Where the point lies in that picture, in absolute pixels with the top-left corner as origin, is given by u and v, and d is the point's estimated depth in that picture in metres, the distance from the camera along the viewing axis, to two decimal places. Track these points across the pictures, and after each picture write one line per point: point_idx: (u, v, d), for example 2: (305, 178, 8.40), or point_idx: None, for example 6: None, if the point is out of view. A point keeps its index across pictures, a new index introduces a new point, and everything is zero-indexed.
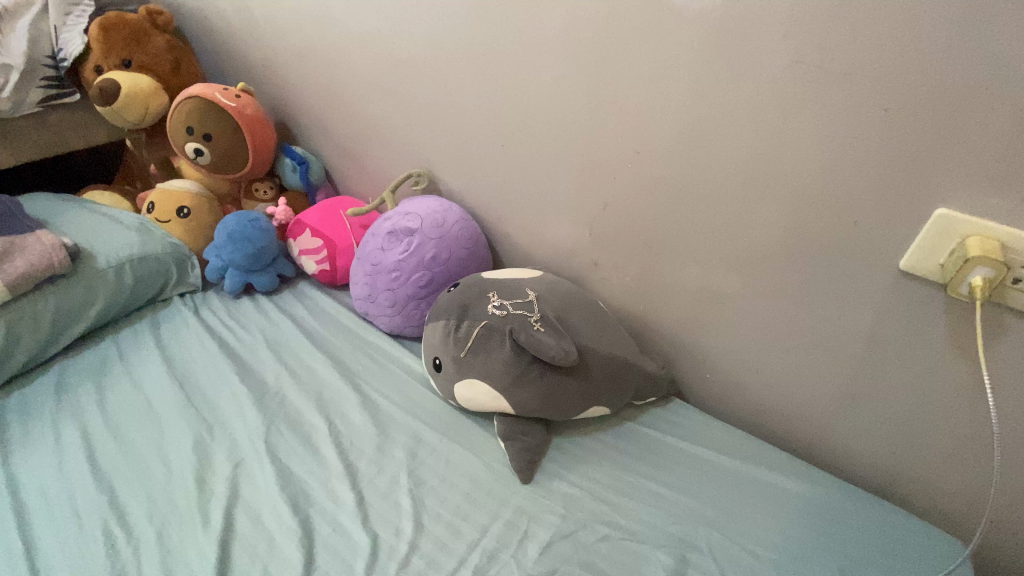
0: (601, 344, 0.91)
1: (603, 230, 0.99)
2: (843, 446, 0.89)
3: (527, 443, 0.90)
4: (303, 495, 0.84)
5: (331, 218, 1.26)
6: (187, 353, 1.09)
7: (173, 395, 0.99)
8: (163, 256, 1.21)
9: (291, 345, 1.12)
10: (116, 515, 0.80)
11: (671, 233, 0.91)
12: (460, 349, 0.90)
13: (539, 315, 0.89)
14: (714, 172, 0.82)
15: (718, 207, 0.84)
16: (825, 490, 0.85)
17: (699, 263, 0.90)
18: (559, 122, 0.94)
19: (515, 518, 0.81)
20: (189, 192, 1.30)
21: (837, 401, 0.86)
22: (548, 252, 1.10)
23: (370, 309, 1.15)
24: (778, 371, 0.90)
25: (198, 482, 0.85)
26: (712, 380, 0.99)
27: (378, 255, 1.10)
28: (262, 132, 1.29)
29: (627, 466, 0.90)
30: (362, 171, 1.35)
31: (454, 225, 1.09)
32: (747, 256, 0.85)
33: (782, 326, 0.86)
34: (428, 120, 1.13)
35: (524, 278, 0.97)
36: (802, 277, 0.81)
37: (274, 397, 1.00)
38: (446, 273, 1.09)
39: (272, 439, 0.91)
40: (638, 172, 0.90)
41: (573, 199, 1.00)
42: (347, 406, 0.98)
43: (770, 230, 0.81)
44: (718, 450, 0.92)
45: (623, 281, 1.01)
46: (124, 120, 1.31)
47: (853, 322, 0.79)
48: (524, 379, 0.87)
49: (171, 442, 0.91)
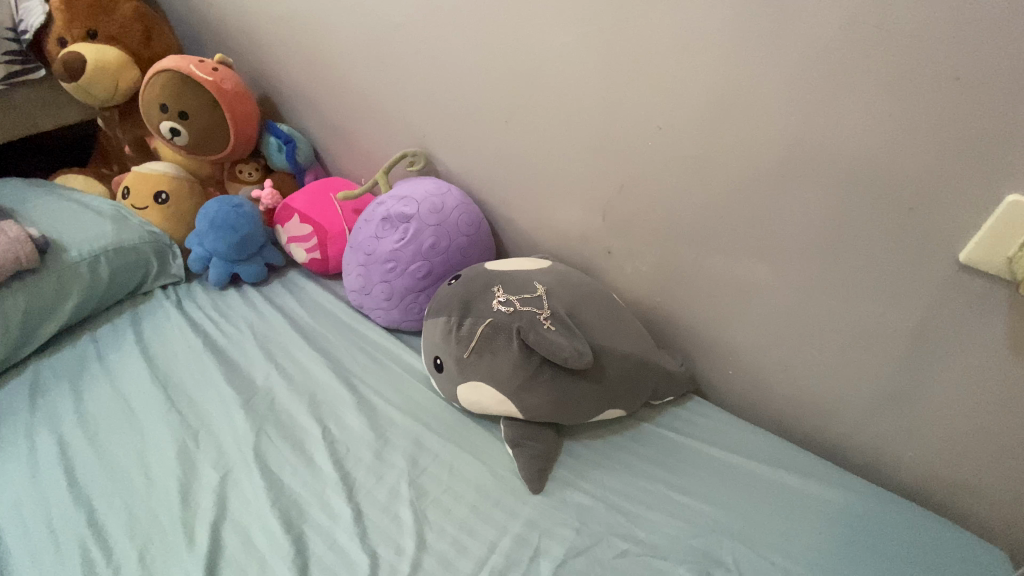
0: (616, 342, 0.84)
1: (618, 215, 0.90)
2: (876, 448, 0.83)
3: (537, 449, 0.83)
4: (296, 508, 0.78)
5: (320, 202, 1.17)
6: (170, 352, 1.02)
7: (155, 398, 0.92)
8: (142, 246, 1.12)
9: (281, 340, 1.05)
10: (96, 533, 0.74)
11: (694, 219, 0.82)
12: (463, 349, 0.82)
13: (550, 311, 0.81)
14: (748, 150, 0.73)
15: (750, 190, 0.75)
16: (858, 497, 0.79)
17: (725, 252, 0.82)
18: (571, 98, 0.85)
19: (525, 533, 0.75)
20: (167, 175, 1.20)
21: (874, 402, 0.79)
22: (556, 239, 1.01)
23: (365, 302, 1.07)
24: (808, 369, 0.83)
25: (183, 496, 0.78)
26: (735, 377, 0.92)
27: (372, 243, 1.01)
28: (243, 109, 1.19)
29: (644, 473, 0.83)
30: (352, 151, 1.26)
31: (453, 210, 1.00)
32: (781, 244, 0.77)
33: (816, 321, 0.79)
34: (426, 92, 1.03)
35: (531, 269, 0.89)
36: (841, 268, 0.74)
37: (264, 399, 0.93)
38: (446, 263, 1.00)
39: (262, 447, 0.85)
40: (659, 152, 0.80)
41: (585, 181, 0.91)
42: (342, 409, 0.91)
43: (808, 216, 0.73)
44: (741, 453, 0.86)
45: (639, 271, 0.93)
46: (92, 97, 1.21)
47: (898, 319, 0.72)
48: (533, 382, 0.80)
49: (153, 452, 0.85)
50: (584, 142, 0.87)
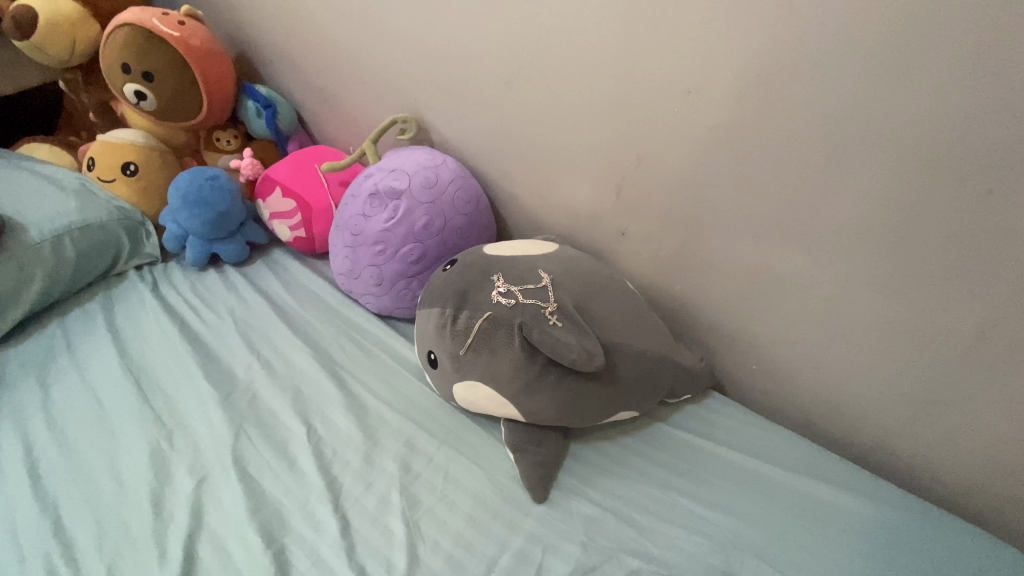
0: (629, 338, 0.75)
1: (634, 192, 0.80)
2: (915, 455, 0.75)
3: (540, 455, 0.76)
4: (278, 519, 0.71)
5: (304, 175, 1.07)
6: (146, 340, 0.94)
7: (128, 393, 0.85)
8: (111, 224, 1.03)
9: (264, 328, 0.97)
10: (62, 546, 0.68)
11: (725, 198, 0.73)
12: (458, 346, 0.74)
13: (555, 304, 0.72)
14: (802, 119, 0.63)
15: (796, 165, 0.66)
16: (894, 509, 0.72)
17: (756, 237, 0.73)
18: (585, 57, 0.75)
19: (527, 549, 0.68)
20: (136, 144, 1.09)
21: (916, 405, 0.71)
22: (563, 218, 0.91)
23: (353, 287, 0.98)
24: (843, 367, 0.75)
25: (155, 505, 0.72)
26: (759, 374, 0.83)
27: (359, 222, 0.92)
28: (216, 70, 1.07)
29: (658, 480, 0.76)
30: (338, 117, 1.14)
31: (448, 185, 0.90)
32: (824, 228, 0.67)
33: (858, 315, 0.70)
34: (418, 50, 0.91)
35: (535, 254, 0.79)
36: (894, 258, 0.64)
37: (245, 394, 0.86)
38: (440, 245, 0.90)
39: (241, 450, 0.78)
40: (689, 120, 0.70)
41: (598, 153, 0.81)
42: (328, 406, 0.84)
43: (861, 197, 0.63)
44: (764, 458, 0.78)
45: (655, 255, 0.84)
46: (50, 58, 1.10)
47: (955, 316, 0.63)
48: (537, 384, 0.71)
49: (126, 454, 0.78)
50: (600, 108, 0.77)
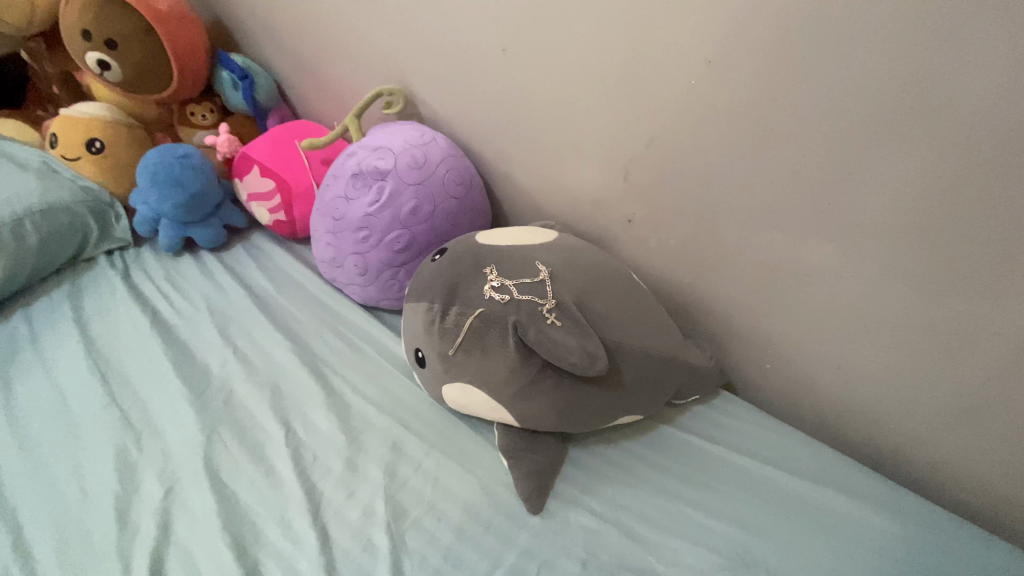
0: (636, 337, 0.68)
1: (642, 175, 0.73)
2: (942, 465, 0.69)
3: (536, 462, 0.70)
4: (251, 531, 0.66)
5: (284, 153, 0.99)
6: (115, 332, 0.88)
7: (94, 390, 0.79)
8: (76, 206, 0.96)
9: (242, 319, 0.90)
10: (18, 559, 0.62)
11: (744, 183, 0.65)
12: (448, 345, 0.67)
13: (554, 301, 0.65)
14: (840, 94, 0.55)
15: (830, 148, 0.58)
16: (919, 524, 0.66)
17: (778, 226, 0.65)
18: (591, 21, 0.66)
19: (520, 565, 0.63)
20: (102, 118, 1.01)
21: (948, 413, 0.65)
22: (564, 202, 0.84)
23: (337, 276, 0.91)
24: (868, 369, 0.68)
25: (120, 515, 0.66)
26: (774, 373, 0.77)
27: (341, 206, 0.84)
28: (187, 38, 0.99)
29: (663, 489, 0.71)
30: (321, 89, 1.06)
31: (438, 165, 0.82)
32: (856, 219, 0.60)
33: (887, 314, 0.63)
34: (406, 13, 0.82)
35: (532, 243, 0.72)
36: (936, 254, 0.57)
37: (220, 392, 0.80)
38: (430, 231, 0.83)
39: (214, 454, 0.72)
40: (706, 93, 0.62)
41: (603, 132, 0.73)
42: (309, 405, 0.78)
43: (902, 184, 0.55)
44: (778, 465, 0.72)
45: (664, 245, 0.76)
46: (6, 23, 1.00)
47: (1000, 320, 0.56)
48: (533, 389, 0.65)
49: (89, 457, 0.72)
50: (605, 78, 0.69)
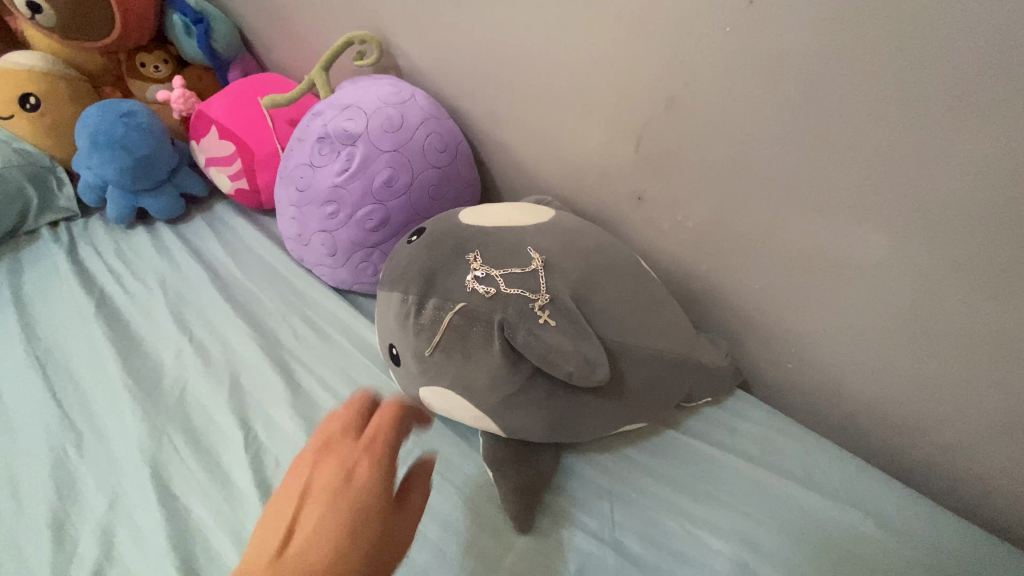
0: (642, 337, 0.59)
1: (655, 144, 0.61)
2: (989, 485, 0.60)
3: (525, 474, 0.62)
4: (204, 550, 0.58)
5: (245, 111, 0.86)
6: (58, 316, 0.78)
7: (31, 383, 0.70)
8: (8, 171, 0.86)
9: (201, 302, 0.81)
10: None
11: (778, 156, 0.54)
12: (426, 344, 0.56)
13: (549, 297, 0.55)
14: (915, 44, 0.43)
15: (897, 113, 0.46)
16: (959, 551, 0.58)
17: (816, 209, 0.55)
18: None
19: None
20: (39, 70, 0.88)
21: (1004, 432, 0.55)
22: (562, 174, 0.72)
23: (306, 255, 0.81)
24: (911, 377, 0.59)
25: (55, 531, 0.58)
26: (797, 374, 0.68)
27: (306, 174, 0.73)
28: None
29: (668, 505, 0.62)
30: (288, 38, 0.92)
31: (416, 129, 0.71)
32: (915, 204, 0.49)
33: (942, 317, 0.53)
34: None
35: (523, 224, 0.62)
36: (1017, 250, 0.46)
37: (173, 388, 0.71)
38: (407, 206, 0.72)
39: (163, 461, 0.64)
40: (743, 42, 0.50)
41: (610, 91, 0.61)
42: (271, 404, 0.69)
43: (984, 162, 0.44)
44: (798, 479, 0.64)
45: (678, 226, 0.66)
46: None
47: None
48: (522, 396, 0.56)
49: (23, 461, 0.64)
50: (618, 22, 0.57)
